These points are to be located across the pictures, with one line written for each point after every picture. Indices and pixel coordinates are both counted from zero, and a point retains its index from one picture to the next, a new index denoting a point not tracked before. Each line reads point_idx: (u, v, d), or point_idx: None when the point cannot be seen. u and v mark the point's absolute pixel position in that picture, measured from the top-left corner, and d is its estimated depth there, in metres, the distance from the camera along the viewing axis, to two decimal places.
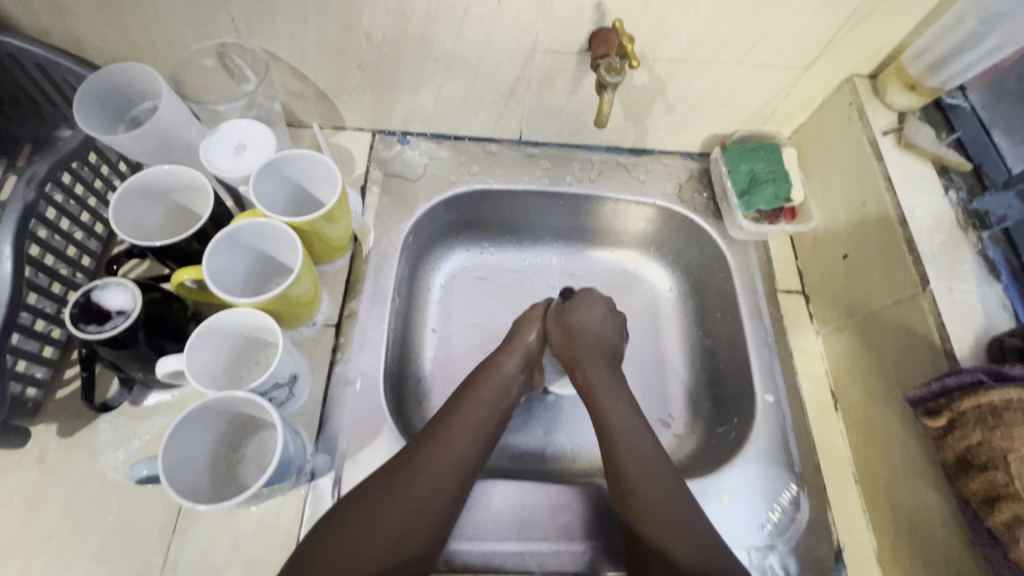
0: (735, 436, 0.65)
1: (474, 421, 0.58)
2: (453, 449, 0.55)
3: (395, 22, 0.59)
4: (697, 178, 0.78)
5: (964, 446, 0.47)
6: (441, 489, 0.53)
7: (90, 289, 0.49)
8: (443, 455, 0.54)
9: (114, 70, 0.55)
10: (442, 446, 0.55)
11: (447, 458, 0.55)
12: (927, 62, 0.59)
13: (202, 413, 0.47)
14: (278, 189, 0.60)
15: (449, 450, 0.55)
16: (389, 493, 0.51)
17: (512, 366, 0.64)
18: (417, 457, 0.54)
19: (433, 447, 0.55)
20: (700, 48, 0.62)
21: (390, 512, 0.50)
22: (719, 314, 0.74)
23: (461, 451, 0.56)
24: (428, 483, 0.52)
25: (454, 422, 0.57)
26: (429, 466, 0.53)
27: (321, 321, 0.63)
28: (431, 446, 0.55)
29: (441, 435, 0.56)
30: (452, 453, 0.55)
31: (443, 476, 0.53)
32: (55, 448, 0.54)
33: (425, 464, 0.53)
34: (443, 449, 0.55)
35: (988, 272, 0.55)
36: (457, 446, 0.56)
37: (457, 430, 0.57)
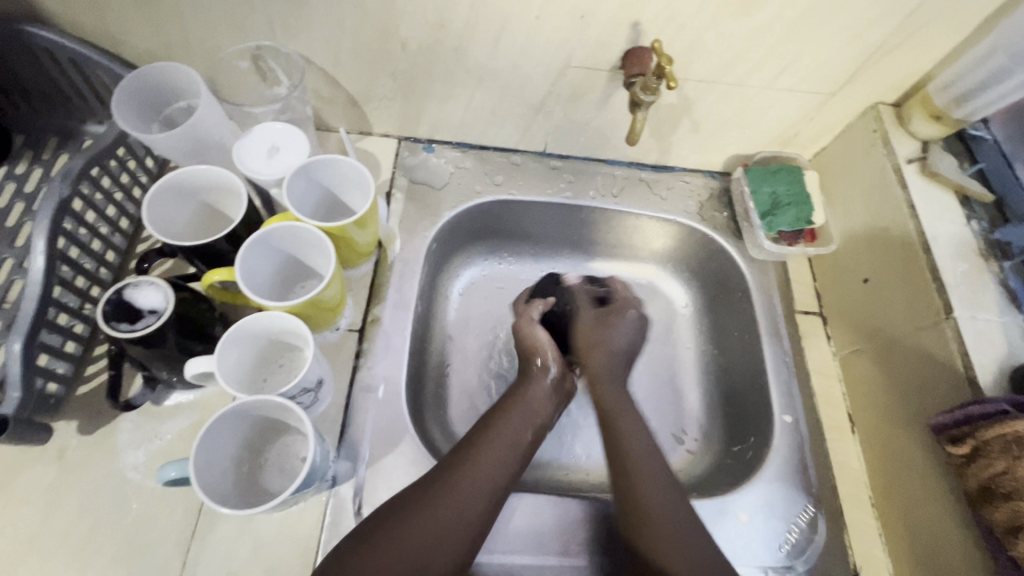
0: (752, 455, 0.65)
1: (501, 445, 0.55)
2: (483, 478, 0.52)
3: (432, 33, 0.59)
4: (718, 197, 0.78)
5: (988, 474, 0.48)
6: (470, 521, 0.50)
7: (122, 287, 0.48)
8: (471, 481, 0.52)
9: (154, 69, 0.55)
10: (467, 477, 0.52)
11: (473, 488, 0.51)
12: (954, 94, 0.60)
13: (232, 417, 0.47)
14: (309, 193, 0.60)
15: (474, 482, 0.52)
16: (420, 512, 0.49)
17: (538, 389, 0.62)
18: (437, 489, 0.50)
19: (456, 478, 0.51)
20: (730, 71, 0.63)
21: (412, 546, 0.46)
22: (736, 333, 0.74)
23: (487, 484, 0.52)
24: (450, 518, 0.49)
25: (484, 452, 0.54)
26: (453, 499, 0.50)
27: (344, 326, 0.63)
28: (450, 481, 0.51)
29: (465, 466, 0.52)
30: (475, 486, 0.51)
31: (470, 509, 0.50)
32: (75, 445, 0.53)
33: (450, 495, 0.50)
34: (468, 480, 0.52)
35: (1009, 302, 0.56)
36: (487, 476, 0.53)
37: (487, 458, 0.54)
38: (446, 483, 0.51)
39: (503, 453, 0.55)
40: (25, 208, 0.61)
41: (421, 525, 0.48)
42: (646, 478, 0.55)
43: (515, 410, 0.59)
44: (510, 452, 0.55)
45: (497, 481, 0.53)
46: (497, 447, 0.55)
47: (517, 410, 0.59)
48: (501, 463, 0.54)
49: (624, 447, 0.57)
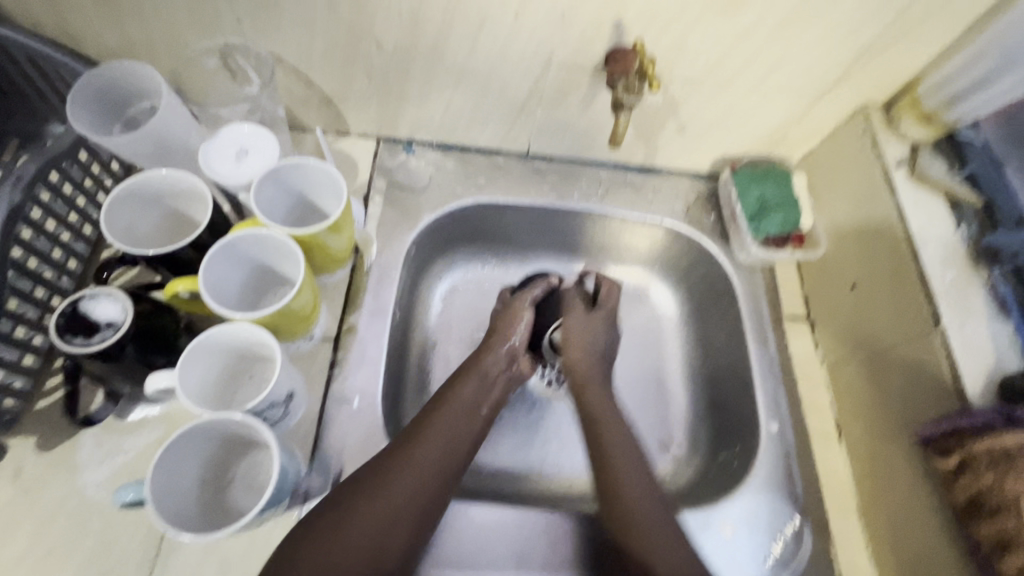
0: (738, 464, 0.64)
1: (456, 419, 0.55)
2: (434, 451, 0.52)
3: (407, 31, 0.57)
4: (705, 200, 0.77)
5: (976, 489, 0.46)
6: (422, 496, 0.49)
7: (77, 299, 0.46)
8: (422, 456, 0.51)
9: (113, 67, 0.52)
10: (419, 451, 0.52)
11: (425, 461, 0.51)
12: (943, 96, 0.60)
13: (193, 435, 0.45)
14: (280, 198, 0.57)
15: (425, 457, 0.51)
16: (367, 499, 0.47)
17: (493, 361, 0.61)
18: (391, 464, 0.50)
19: (409, 453, 0.51)
20: (716, 72, 0.61)
21: (368, 523, 0.46)
22: (723, 338, 0.73)
23: (439, 458, 0.52)
24: (405, 491, 0.49)
25: (436, 426, 0.54)
26: (407, 472, 0.50)
27: (319, 335, 0.61)
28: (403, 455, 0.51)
29: (416, 440, 0.52)
30: (428, 460, 0.51)
31: (417, 481, 0.50)
32: (34, 463, 0.51)
33: (406, 468, 0.50)
34: (420, 452, 0.51)
35: (998, 310, 0.55)
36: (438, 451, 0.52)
37: (439, 431, 0.53)
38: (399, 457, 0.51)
39: (453, 428, 0.54)
40: None
41: (378, 501, 0.47)
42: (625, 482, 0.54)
43: (468, 388, 0.58)
44: (461, 426, 0.55)
45: (448, 455, 0.53)
46: (449, 421, 0.55)
47: (470, 384, 0.59)
48: (452, 437, 0.54)
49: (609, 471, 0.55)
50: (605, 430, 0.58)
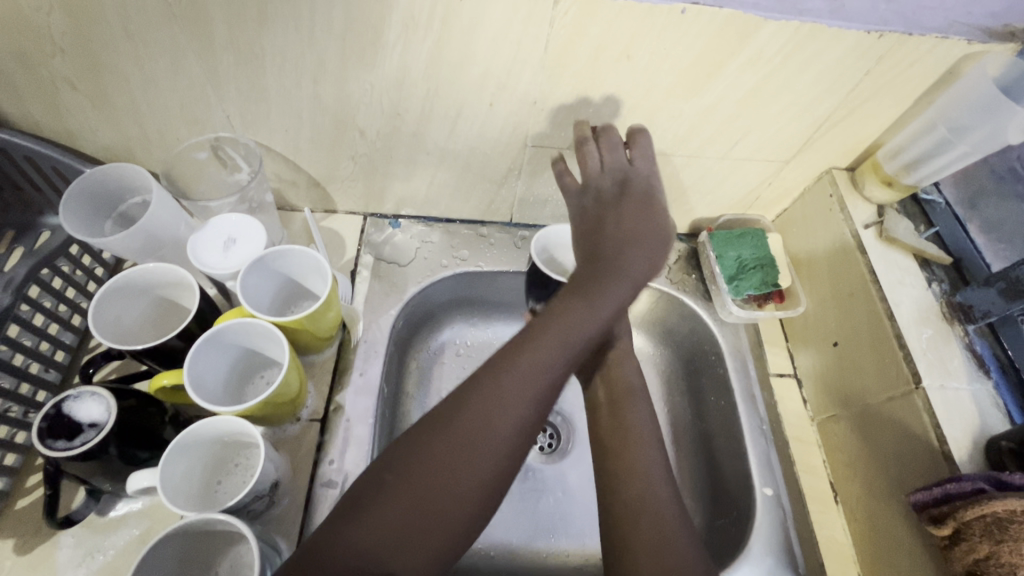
0: (736, 531, 0.63)
1: (552, 343, 0.48)
2: (527, 375, 0.47)
3: (390, 120, 0.60)
4: (686, 260, 0.79)
5: (972, 559, 0.46)
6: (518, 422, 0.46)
7: (61, 400, 0.46)
8: (514, 384, 0.46)
9: (106, 168, 0.54)
10: (521, 382, 0.46)
11: (516, 390, 0.46)
12: (902, 161, 0.62)
13: (174, 535, 0.45)
14: (268, 283, 0.59)
15: (501, 401, 0.46)
16: (453, 432, 0.44)
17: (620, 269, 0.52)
18: (467, 403, 0.45)
19: (486, 404, 0.45)
20: (685, 144, 0.64)
21: (457, 470, 0.43)
22: (713, 398, 0.73)
23: (536, 381, 0.47)
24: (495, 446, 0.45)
25: (547, 340, 0.48)
26: (492, 412, 0.45)
27: (306, 417, 0.61)
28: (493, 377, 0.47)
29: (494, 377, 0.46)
30: (499, 420, 0.45)
31: (510, 402, 0.46)
32: (10, 568, 0.49)
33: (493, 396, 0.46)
34: (507, 380, 0.46)
35: (978, 367, 0.56)
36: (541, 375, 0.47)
37: (543, 351, 0.48)
38: (481, 393, 0.46)
39: (576, 336, 0.49)
40: None
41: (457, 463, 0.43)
42: (640, 458, 0.53)
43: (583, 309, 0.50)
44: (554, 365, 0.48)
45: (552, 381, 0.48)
46: (568, 328, 0.49)
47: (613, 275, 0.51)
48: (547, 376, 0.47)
49: (628, 459, 0.53)
50: (635, 436, 0.55)
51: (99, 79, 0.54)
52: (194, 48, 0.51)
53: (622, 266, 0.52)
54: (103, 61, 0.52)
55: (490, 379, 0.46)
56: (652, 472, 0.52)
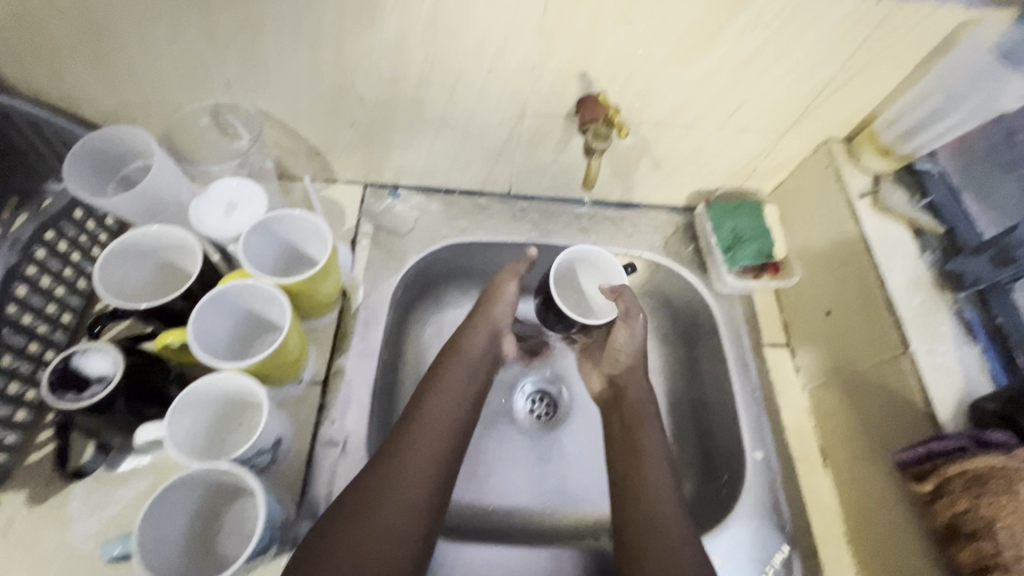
0: (726, 493, 0.65)
1: (443, 405, 0.58)
2: (419, 454, 0.53)
3: (388, 86, 0.61)
4: (683, 232, 0.80)
5: (951, 513, 0.47)
6: (419, 497, 0.51)
7: (69, 355, 0.47)
8: (410, 468, 0.52)
9: (108, 132, 0.55)
10: (415, 459, 0.52)
11: (418, 475, 0.52)
12: (899, 130, 0.63)
13: (182, 485, 0.46)
14: (268, 247, 0.60)
15: (405, 474, 0.51)
16: (374, 493, 0.49)
17: (472, 341, 0.64)
18: (376, 497, 0.49)
19: (392, 468, 0.51)
20: (682, 114, 0.64)
21: (376, 530, 0.47)
22: (706, 367, 0.75)
23: (433, 437, 0.55)
24: (404, 514, 0.49)
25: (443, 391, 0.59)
26: (400, 489, 0.50)
27: (307, 379, 0.62)
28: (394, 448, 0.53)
29: (398, 450, 0.53)
30: (405, 492, 0.50)
31: (415, 472, 0.52)
32: (24, 517, 0.51)
33: (397, 481, 0.50)
34: (407, 459, 0.52)
35: (965, 333, 0.57)
36: (430, 446, 0.54)
37: (431, 422, 0.56)
38: (389, 453, 0.52)
39: (449, 411, 0.58)
40: None
41: (378, 520, 0.48)
42: (652, 475, 0.56)
43: (451, 366, 0.61)
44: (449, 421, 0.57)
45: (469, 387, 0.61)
46: (444, 401, 0.58)
47: (454, 369, 0.61)
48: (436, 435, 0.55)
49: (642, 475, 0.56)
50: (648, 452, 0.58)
51: (98, 42, 0.54)
52: (192, 10, 0.51)
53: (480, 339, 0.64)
54: (102, 24, 0.52)
55: (391, 448, 0.53)
56: (662, 487, 0.55)
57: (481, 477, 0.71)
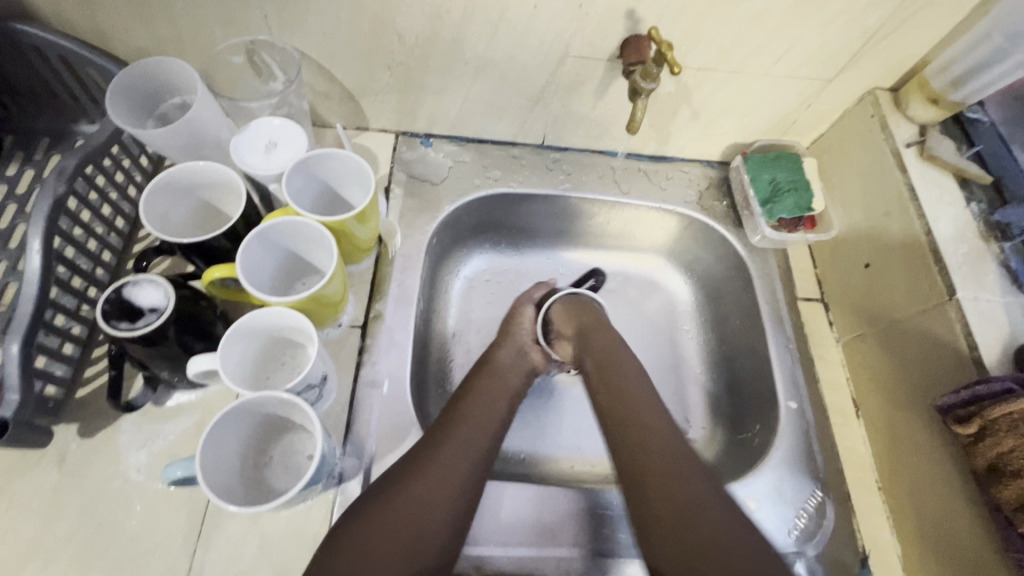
0: (759, 442, 0.65)
1: (478, 412, 0.58)
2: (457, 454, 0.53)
3: (429, 24, 0.59)
4: (717, 187, 0.78)
5: (995, 453, 0.48)
6: (448, 502, 0.50)
7: (122, 286, 0.47)
8: (441, 473, 0.51)
9: (145, 63, 0.53)
10: (445, 464, 0.52)
11: (448, 478, 0.51)
12: (951, 76, 0.61)
13: (241, 414, 0.46)
14: (308, 189, 0.59)
15: (439, 478, 0.51)
16: (402, 494, 0.49)
17: (507, 359, 0.65)
18: (404, 494, 0.49)
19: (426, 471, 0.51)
20: (727, 58, 0.63)
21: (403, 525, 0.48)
22: (738, 322, 0.74)
23: (474, 444, 0.55)
24: (434, 516, 0.49)
25: (472, 405, 0.58)
26: (429, 492, 0.50)
27: (346, 323, 0.62)
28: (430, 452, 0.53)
29: (433, 454, 0.52)
30: (432, 492, 0.50)
31: (448, 479, 0.51)
32: (76, 449, 0.52)
33: (426, 483, 0.50)
34: (437, 465, 0.52)
35: (1011, 282, 0.56)
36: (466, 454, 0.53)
37: (469, 426, 0.56)
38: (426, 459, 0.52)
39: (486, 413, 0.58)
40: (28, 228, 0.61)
41: (402, 516, 0.48)
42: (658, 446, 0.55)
43: (490, 375, 0.62)
44: (483, 425, 0.57)
45: (498, 411, 0.59)
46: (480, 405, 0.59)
47: (486, 380, 0.62)
48: (476, 436, 0.55)
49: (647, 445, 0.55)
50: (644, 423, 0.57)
51: None
52: None
53: (509, 352, 0.66)
54: None
55: (428, 452, 0.53)
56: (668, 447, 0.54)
57: (513, 427, 0.71)
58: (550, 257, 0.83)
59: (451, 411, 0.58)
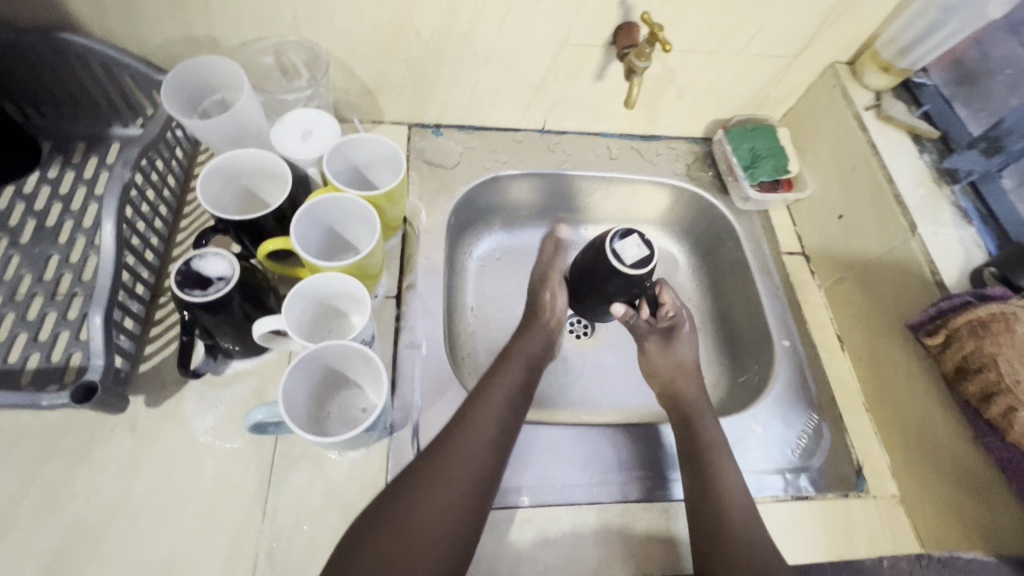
0: (758, 379, 0.73)
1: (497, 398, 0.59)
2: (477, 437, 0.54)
3: (444, 19, 0.66)
4: (702, 159, 0.87)
5: (960, 355, 0.56)
6: (471, 481, 0.51)
7: (189, 258, 0.52)
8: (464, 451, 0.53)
9: (192, 63, 0.59)
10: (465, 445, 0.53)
11: (466, 457, 0.53)
12: (898, 46, 0.71)
13: (311, 363, 0.51)
14: (342, 172, 0.65)
15: (461, 460, 0.52)
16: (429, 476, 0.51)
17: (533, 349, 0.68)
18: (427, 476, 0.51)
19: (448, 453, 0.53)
20: (707, 40, 0.71)
21: (426, 507, 0.49)
22: (731, 277, 0.82)
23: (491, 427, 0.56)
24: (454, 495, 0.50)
25: (481, 412, 0.57)
26: (451, 471, 0.51)
27: (381, 294, 0.67)
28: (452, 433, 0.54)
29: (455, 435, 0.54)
30: (454, 474, 0.51)
31: (468, 457, 0.53)
32: (146, 417, 0.56)
33: (448, 462, 0.52)
34: (458, 447, 0.53)
35: (962, 218, 0.65)
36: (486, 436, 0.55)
37: (485, 411, 0.57)
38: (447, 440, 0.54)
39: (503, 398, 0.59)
40: (75, 224, 0.66)
41: (425, 499, 0.49)
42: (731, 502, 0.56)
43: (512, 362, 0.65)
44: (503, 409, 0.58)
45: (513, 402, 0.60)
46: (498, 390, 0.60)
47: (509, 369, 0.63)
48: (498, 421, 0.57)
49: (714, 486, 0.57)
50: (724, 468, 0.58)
51: None
52: None
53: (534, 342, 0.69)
54: None
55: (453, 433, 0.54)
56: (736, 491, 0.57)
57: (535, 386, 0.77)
58: (553, 233, 0.90)
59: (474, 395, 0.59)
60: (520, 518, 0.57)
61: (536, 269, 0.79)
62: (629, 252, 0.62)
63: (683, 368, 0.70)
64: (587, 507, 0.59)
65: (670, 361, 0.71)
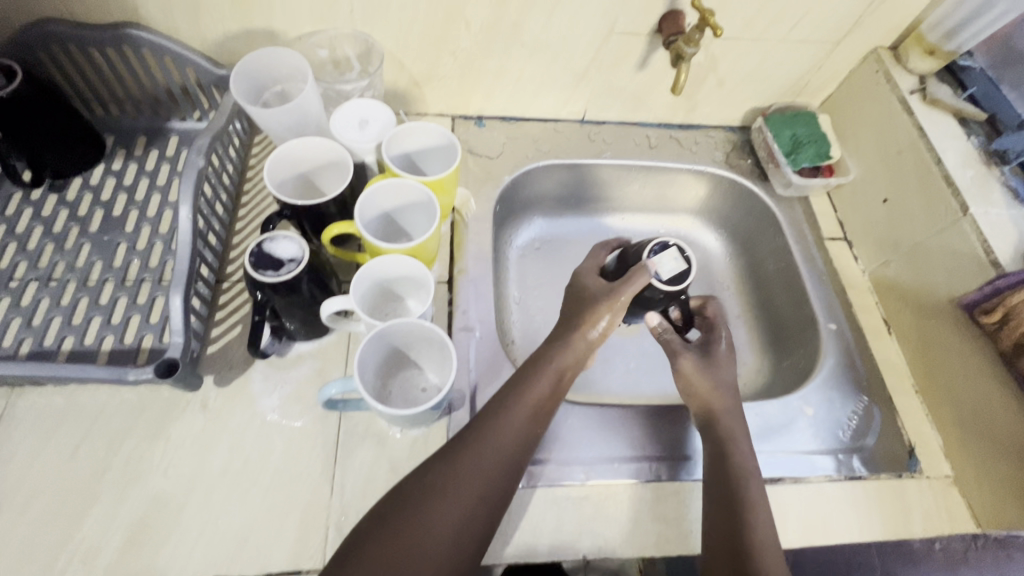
0: (805, 363, 0.73)
1: (517, 411, 0.54)
2: (491, 453, 0.50)
3: (494, 10, 0.67)
4: (740, 148, 0.87)
5: (1018, 334, 0.57)
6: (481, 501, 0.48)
7: (261, 241, 0.54)
8: (476, 468, 0.49)
9: (259, 56, 0.61)
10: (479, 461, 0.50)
11: (478, 475, 0.49)
12: (945, 28, 0.72)
13: (380, 342, 0.53)
14: (395, 160, 0.66)
15: (472, 477, 0.49)
16: (437, 491, 0.48)
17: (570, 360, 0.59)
18: (436, 492, 0.47)
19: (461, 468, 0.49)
20: (751, 28, 0.72)
21: (433, 525, 0.46)
22: (772, 264, 0.83)
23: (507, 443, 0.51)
24: (461, 515, 0.47)
25: (501, 427, 0.52)
26: (459, 489, 0.48)
27: (434, 279, 0.69)
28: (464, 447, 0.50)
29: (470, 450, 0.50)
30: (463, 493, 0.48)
31: (479, 475, 0.49)
32: (216, 396, 0.58)
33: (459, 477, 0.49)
34: (470, 463, 0.49)
35: (1014, 198, 0.65)
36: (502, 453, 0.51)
37: (505, 427, 0.52)
38: (459, 454, 0.50)
39: (524, 411, 0.54)
40: (140, 214, 0.68)
41: (431, 518, 0.46)
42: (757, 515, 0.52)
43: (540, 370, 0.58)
44: (523, 426, 0.53)
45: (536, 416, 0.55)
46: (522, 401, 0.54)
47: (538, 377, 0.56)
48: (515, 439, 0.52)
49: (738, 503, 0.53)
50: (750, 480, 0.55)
51: None
52: None
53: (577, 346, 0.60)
54: None
55: (467, 446, 0.51)
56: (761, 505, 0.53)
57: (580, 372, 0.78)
58: (592, 222, 0.91)
59: (493, 405, 0.54)
60: (578, 495, 0.58)
61: (586, 269, 0.68)
62: (666, 267, 0.61)
63: (724, 382, 0.62)
64: (643, 486, 0.60)
65: (708, 382, 0.61)
